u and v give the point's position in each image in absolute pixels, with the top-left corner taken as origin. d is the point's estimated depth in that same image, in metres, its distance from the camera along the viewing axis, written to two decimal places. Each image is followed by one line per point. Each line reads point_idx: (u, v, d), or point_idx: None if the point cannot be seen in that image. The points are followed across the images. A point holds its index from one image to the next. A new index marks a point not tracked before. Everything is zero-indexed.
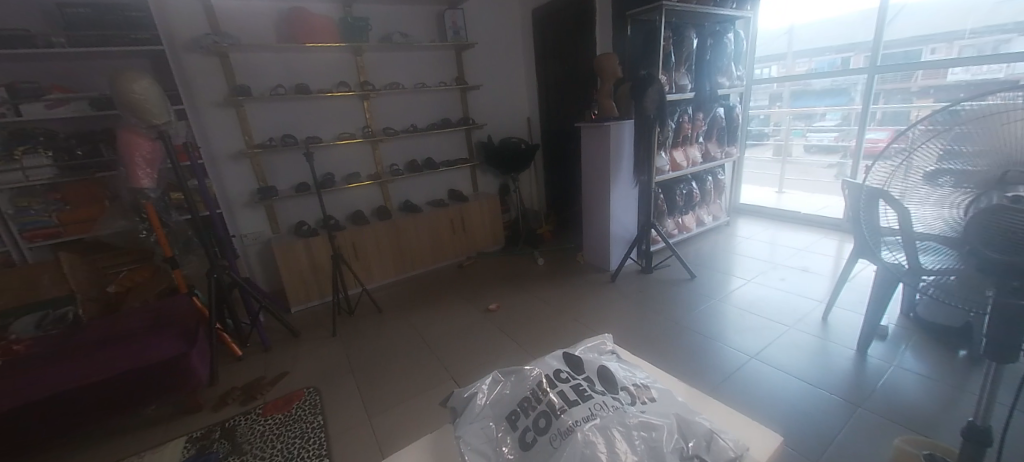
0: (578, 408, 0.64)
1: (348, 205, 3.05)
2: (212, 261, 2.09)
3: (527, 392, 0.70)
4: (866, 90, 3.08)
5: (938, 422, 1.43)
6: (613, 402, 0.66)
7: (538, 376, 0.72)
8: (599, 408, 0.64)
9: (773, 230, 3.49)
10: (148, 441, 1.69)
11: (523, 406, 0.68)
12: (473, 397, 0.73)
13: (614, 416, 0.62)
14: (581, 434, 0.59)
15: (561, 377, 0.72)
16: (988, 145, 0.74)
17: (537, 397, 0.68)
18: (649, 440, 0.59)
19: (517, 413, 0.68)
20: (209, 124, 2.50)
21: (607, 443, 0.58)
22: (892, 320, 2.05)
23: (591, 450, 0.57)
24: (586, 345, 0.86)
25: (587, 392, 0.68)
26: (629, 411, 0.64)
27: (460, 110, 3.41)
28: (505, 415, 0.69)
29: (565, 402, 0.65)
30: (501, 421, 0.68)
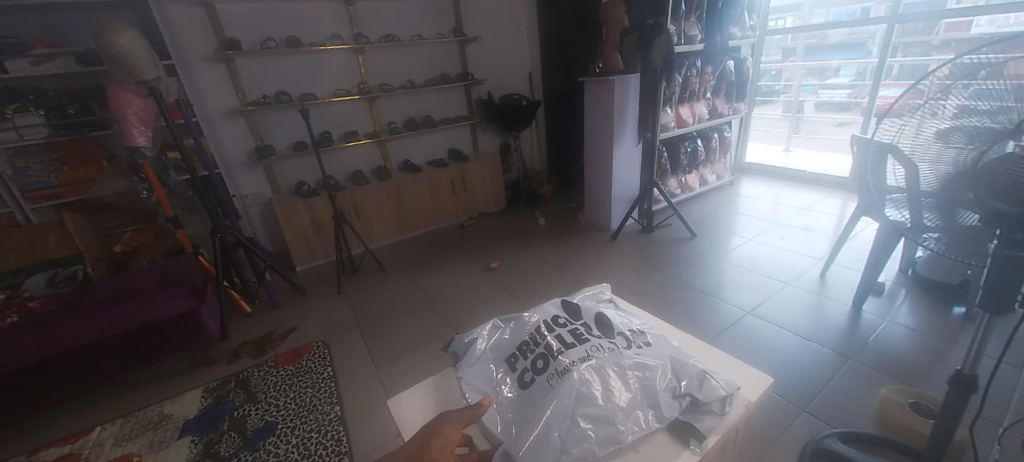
0: (576, 349, 0.67)
1: (347, 165, 3.01)
2: (214, 220, 2.09)
3: (526, 336, 0.72)
4: (884, 42, 2.95)
5: (924, 372, 1.49)
6: (610, 345, 0.68)
7: (536, 321, 0.75)
8: (595, 350, 0.67)
9: (777, 189, 3.46)
10: (167, 391, 1.77)
11: (522, 350, 0.71)
12: (473, 342, 0.75)
13: (610, 356, 0.65)
14: (577, 373, 0.62)
15: (559, 323, 0.74)
16: (1012, 101, 0.69)
17: (536, 341, 0.71)
18: (643, 379, 0.63)
19: (516, 357, 0.71)
20: (200, 81, 2.42)
21: (602, 382, 0.62)
22: (890, 276, 2.07)
23: (587, 389, 0.60)
24: (585, 293, 0.87)
25: (583, 336, 0.70)
26: (625, 353, 0.67)
27: (459, 65, 3.29)
28: (505, 358, 0.71)
29: (562, 345, 0.68)
30: (502, 365, 0.71)
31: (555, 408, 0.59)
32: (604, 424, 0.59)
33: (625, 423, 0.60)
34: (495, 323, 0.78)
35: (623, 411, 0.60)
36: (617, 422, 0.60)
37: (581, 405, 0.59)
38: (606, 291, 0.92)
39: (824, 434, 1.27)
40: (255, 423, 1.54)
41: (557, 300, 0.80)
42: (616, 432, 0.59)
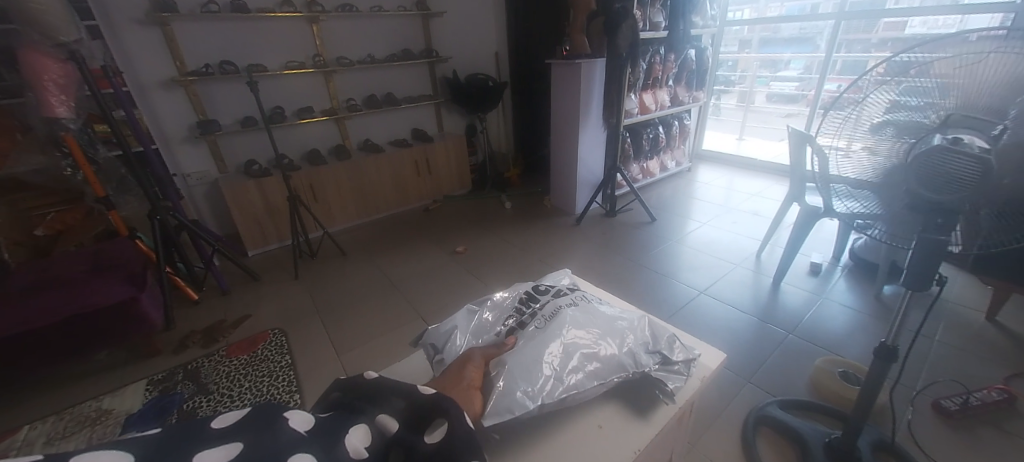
0: (560, 301, 0.79)
1: (303, 143, 2.86)
2: (153, 201, 1.93)
3: (512, 304, 0.81)
4: (831, 38, 3.12)
5: (850, 343, 1.65)
6: (587, 299, 0.81)
7: (518, 296, 0.83)
8: (577, 300, 0.79)
9: (731, 176, 3.62)
10: (104, 386, 1.64)
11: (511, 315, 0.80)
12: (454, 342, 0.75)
13: (588, 307, 0.78)
14: (563, 316, 0.74)
15: (541, 288, 0.85)
16: (938, 97, 0.75)
17: (523, 305, 0.81)
18: (619, 325, 0.75)
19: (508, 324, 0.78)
20: (131, 46, 2.19)
21: (585, 322, 0.73)
22: (826, 257, 2.25)
23: (570, 325, 0.72)
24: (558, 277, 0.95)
25: (564, 293, 0.83)
26: (599, 306, 0.79)
27: (422, 41, 3.17)
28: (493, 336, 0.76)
29: (547, 301, 0.80)
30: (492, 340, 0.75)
31: (544, 343, 0.69)
32: (591, 360, 0.69)
33: (607, 360, 0.69)
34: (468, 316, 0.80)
35: (605, 348, 0.70)
36: (603, 357, 0.69)
37: (570, 341, 0.70)
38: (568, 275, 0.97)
39: (765, 402, 1.38)
40: (206, 416, 1.46)
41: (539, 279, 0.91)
42: (602, 368, 0.68)
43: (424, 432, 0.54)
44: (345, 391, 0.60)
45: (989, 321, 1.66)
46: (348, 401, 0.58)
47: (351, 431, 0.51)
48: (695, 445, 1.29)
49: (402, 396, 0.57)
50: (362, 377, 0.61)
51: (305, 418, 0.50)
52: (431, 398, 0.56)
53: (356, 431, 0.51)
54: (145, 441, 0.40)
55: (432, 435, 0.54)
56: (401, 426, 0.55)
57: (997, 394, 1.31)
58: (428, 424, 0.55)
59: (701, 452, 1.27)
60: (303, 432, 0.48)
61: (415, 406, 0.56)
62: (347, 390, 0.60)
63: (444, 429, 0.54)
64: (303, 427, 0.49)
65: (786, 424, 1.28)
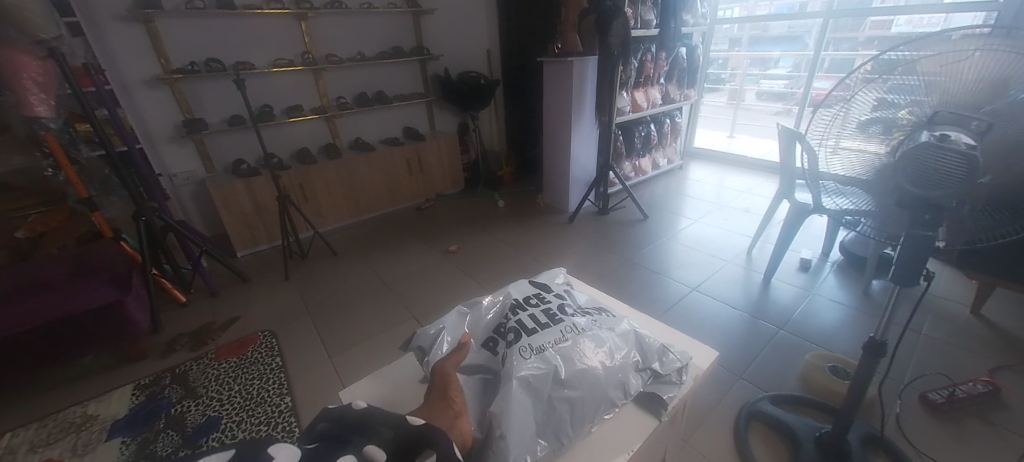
0: (550, 331, 0.72)
1: (292, 142, 2.82)
2: (138, 202, 1.89)
3: (499, 321, 0.77)
4: (819, 37, 3.16)
5: (840, 338, 1.67)
6: (579, 326, 0.74)
7: (507, 307, 0.80)
8: (568, 331, 0.73)
9: (722, 173, 3.65)
10: (89, 391, 1.60)
11: (496, 335, 0.75)
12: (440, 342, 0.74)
13: (579, 337, 0.72)
14: (554, 352, 0.68)
15: (531, 303, 0.80)
16: (922, 95, 0.75)
17: (509, 324, 0.75)
18: (611, 359, 0.70)
19: (495, 336, 0.75)
20: (114, 43, 2.13)
21: (575, 362, 0.68)
22: (816, 253, 2.27)
23: (560, 368, 0.66)
24: (542, 280, 0.90)
25: (556, 317, 0.76)
26: (592, 333, 0.73)
27: (413, 39, 3.14)
28: (483, 342, 0.75)
29: (536, 325, 0.73)
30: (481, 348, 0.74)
31: (531, 388, 0.64)
32: (579, 405, 0.66)
33: (597, 396, 0.67)
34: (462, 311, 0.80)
35: (593, 391, 0.67)
36: (590, 402, 0.67)
37: (557, 387, 0.65)
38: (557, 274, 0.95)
39: (757, 398, 1.39)
40: (195, 420, 1.44)
41: (523, 287, 0.85)
42: (587, 413, 0.67)
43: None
44: (330, 421, 0.53)
45: (974, 314, 1.69)
46: (339, 432, 0.52)
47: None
48: (688, 440, 1.30)
49: (392, 427, 0.53)
50: (350, 408, 0.54)
51: (291, 451, 0.44)
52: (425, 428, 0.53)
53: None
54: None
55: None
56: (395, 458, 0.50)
57: (982, 386, 1.33)
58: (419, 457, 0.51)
59: (695, 447, 1.28)
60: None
61: (406, 439, 0.52)
62: (336, 418, 0.53)
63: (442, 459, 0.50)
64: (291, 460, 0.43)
65: (777, 418, 1.29)
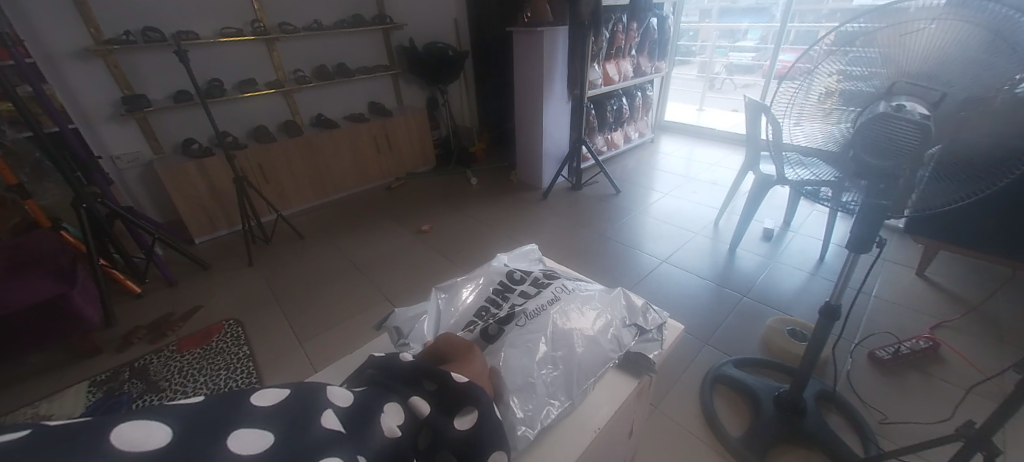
0: (541, 295, 0.74)
1: (248, 119, 2.65)
2: (76, 188, 1.74)
3: (483, 302, 0.77)
4: (786, 8, 3.18)
5: (797, 302, 1.76)
6: (567, 286, 0.77)
7: (488, 291, 0.79)
8: (559, 291, 0.75)
9: (691, 146, 3.70)
10: (39, 391, 1.51)
11: (479, 314, 0.75)
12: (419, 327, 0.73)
13: (571, 296, 0.74)
14: (549, 313, 0.70)
15: (516, 278, 0.81)
16: (880, 67, 0.76)
17: (497, 303, 0.76)
18: (601, 314, 0.72)
19: (477, 318, 0.74)
20: (33, 10, 1.91)
21: (571, 319, 0.70)
22: (777, 222, 2.36)
23: (558, 326, 0.68)
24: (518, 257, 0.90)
25: (543, 282, 0.78)
26: (580, 292, 0.76)
27: (374, 7, 2.97)
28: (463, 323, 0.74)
29: (526, 296, 0.75)
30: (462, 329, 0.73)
31: (532, 350, 0.65)
32: (579, 363, 0.67)
33: (593, 353, 0.68)
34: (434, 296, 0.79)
35: (593, 347, 0.68)
36: (591, 359, 0.68)
37: (558, 345, 0.66)
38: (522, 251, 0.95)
39: (722, 363, 1.45)
40: None
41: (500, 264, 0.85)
42: (590, 369, 0.68)
43: (456, 416, 0.52)
44: (379, 371, 0.57)
45: (918, 276, 1.82)
46: (382, 379, 0.55)
47: (387, 411, 0.48)
48: (658, 407, 1.35)
49: (435, 380, 0.54)
50: (395, 358, 0.57)
51: (345, 397, 0.46)
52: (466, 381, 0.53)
53: (391, 410, 0.49)
54: (184, 409, 0.35)
55: (461, 421, 0.52)
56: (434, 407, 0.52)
57: (923, 343, 1.44)
58: (457, 408, 0.53)
59: (664, 413, 1.33)
60: (338, 412, 0.44)
61: (446, 391, 0.53)
62: (382, 367, 0.57)
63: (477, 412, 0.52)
64: (341, 406, 0.45)
65: (740, 381, 1.36)
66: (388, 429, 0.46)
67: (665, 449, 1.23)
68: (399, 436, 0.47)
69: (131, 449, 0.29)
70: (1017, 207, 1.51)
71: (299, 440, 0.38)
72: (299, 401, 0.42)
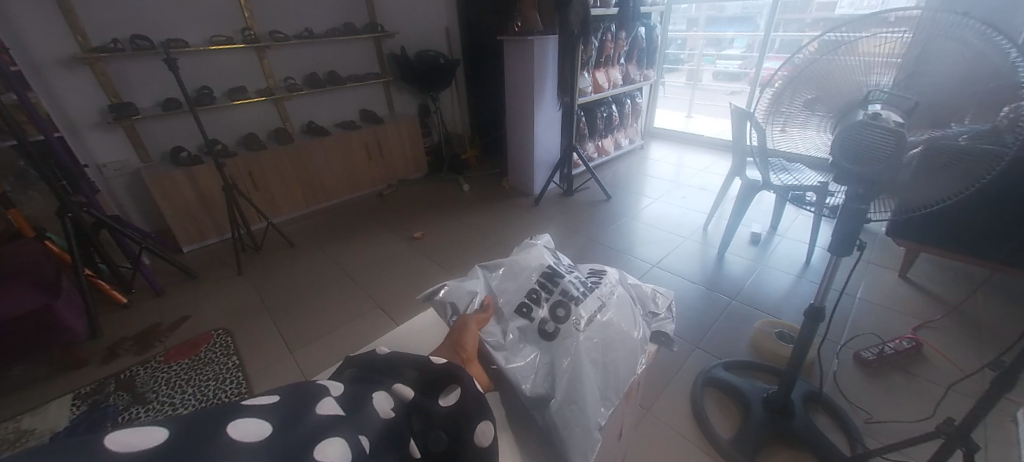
0: (591, 295, 0.77)
1: (238, 127, 2.64)
2: (62, 198, 1.71)
3: (534, 285, 0.78)
4: (769, 18, 3.29)
5: (784, 305, 1.80)
6: (606, 284, 0.81)
7: (541, 270, 0.80)
8: (603, 292, 0.79)
9: (680, 152, 3.76)
10: (21, 405, 1.47)
11: (530, 297, 0.76)
12: (473, 301, 0.78)
13: (612, 294, 0.80)
14: (600, 317, 0.74)
15: (561, 267, 0.83)
16: (863, 73, 0.79)
17: (550, 287, 0.77)
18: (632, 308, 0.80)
19: (527, 311, 0.75)
20: (17, 17, 1.89)
21: (615, 318, 0.75)
22: (765, 226, 2.41)
23: (608, 330, 0.73)
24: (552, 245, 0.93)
25: (587, 278, 0.82)
26: (615, 287, 0.82)
27: (365, 16, 2.98)
28: (516, 307, 0.76)
29: (578, 291, 0.77)
30: (512, 316, 0.75)
31: (587, 359, 0.69)
32: (625, 366, 0.73)
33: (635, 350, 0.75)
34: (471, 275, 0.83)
35: (634, 347, 0.75)
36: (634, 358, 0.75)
37: (608, 349, 0.72)
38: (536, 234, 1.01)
39: (712, 365, 1.47)
40: None
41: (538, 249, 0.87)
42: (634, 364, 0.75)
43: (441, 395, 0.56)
44: (358, 368, 0.61)
45: (901, 277, 1.87)
46: (367, 375, 0.59)
47: (375, 397, 0.52)
48: (650, 410, 1.36)
49: (414, 367, 0.59)
50: (374, 353, 0.62)
51: (339, 387, 0.51)
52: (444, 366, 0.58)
53: (379, 395, 0.53)
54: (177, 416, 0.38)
55: (446, 398, 0.55)
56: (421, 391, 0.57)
57: (906, 343, 1.47)
58: (441, 388, 0.57)
59: (656, 415, 1.35)
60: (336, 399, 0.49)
61: (428, 374, 0.58)
62: (363, 365, 0.61)
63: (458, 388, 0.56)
64: (336, 393, 0.50)
65: (729, 384, 1.37)
66: (382, 412, 0.51)
67: (658, 452, 1.24)
68: (391, 418, 0.51)
69: (128, 452, 0.32)
70: (993, 212, 1.56)
71: (291, 422, 0.43)
72: (289, 401, 0.46)
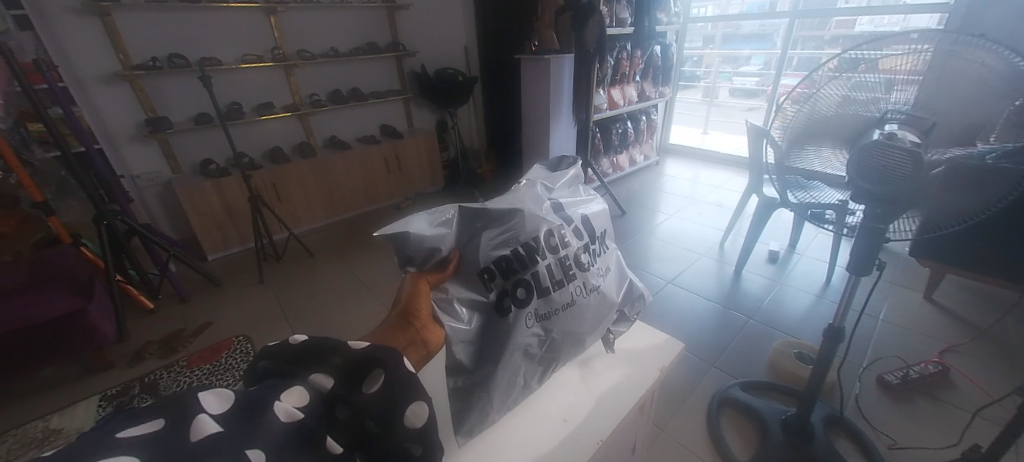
0: (565, 290, 0.60)
1: (265, 141, 2.75)
2: (99, 206, 1.80)
3: (509, 253, 0.56)
4: (786, 36, 3.31)
5: (804, 325, 1.76)
6: (589, 277, 0.64)
7: (527, 238, 0.58)
8: (580, 289, 0.62)
9: (696, 169, 3.75)
10: (52, 405, 1.53)
11: (499, 265, 0.56)
12: (435, 252, 0.55)
13: (589, 293, 0.63)
14: (561, 320, 0.60)
15: (555, 240, 0.60)
16: (882, 92, 0.79)
17: (523, 263, 0.57)
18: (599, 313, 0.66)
19: (490, 280, 0.55)
20: (67, 38, 2.03)
21: (574, 323, 0.62)
22: (783, 244, 2.37)
23: (561, 338, 0.60)
24: (566, 198, 0.67)
25: (574, 263, 0.62)
26: (596, 281, 0.65)
27: (388, 35, 3.10)
28: (480, 270, 0.55)
29: (553, 280, 0.59)
30: (471, 281, 0.55)
31: (519, 368, 0.57)
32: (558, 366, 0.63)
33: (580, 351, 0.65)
34: (440, 217, 0.58)
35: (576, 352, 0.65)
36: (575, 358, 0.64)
37: (548, 352, 0.60)
38: (543, 168, 0.74)
39: (729, 385, 1.45)
40: None
41: (541, 203, 0.62)
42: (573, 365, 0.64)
43: (366, 385, 0.43)
44: (267, 358, 0.46)
45: (926, 299, 1.81)
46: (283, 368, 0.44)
47: (282, 396, 0.39)
48: (665, 430, 1.34)
49: (337, 353, 0.45)
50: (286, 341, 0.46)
51: (226, 394, 0.37)
52: (366, 351, 0.44)
53: (289, 396, 0.39)
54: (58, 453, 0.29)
55: (371, 385, 0.43)
56: (342, 381, 0.43)
57: (933, 367, 1.43)
58: (367, 377, 0.44)
59: (671, 436, 1.32)
60: (217, 416, 0.35)
61: (353, 363, 0.44)
62: (274, 355, 0.46)
63: (383, 375, 0.43)
64: (222, 407, 0.36)
65: (747, 405, 1.34)
66: (287, 414, 0.37)
67: None
68: (303, 419, 0.38)
69: None
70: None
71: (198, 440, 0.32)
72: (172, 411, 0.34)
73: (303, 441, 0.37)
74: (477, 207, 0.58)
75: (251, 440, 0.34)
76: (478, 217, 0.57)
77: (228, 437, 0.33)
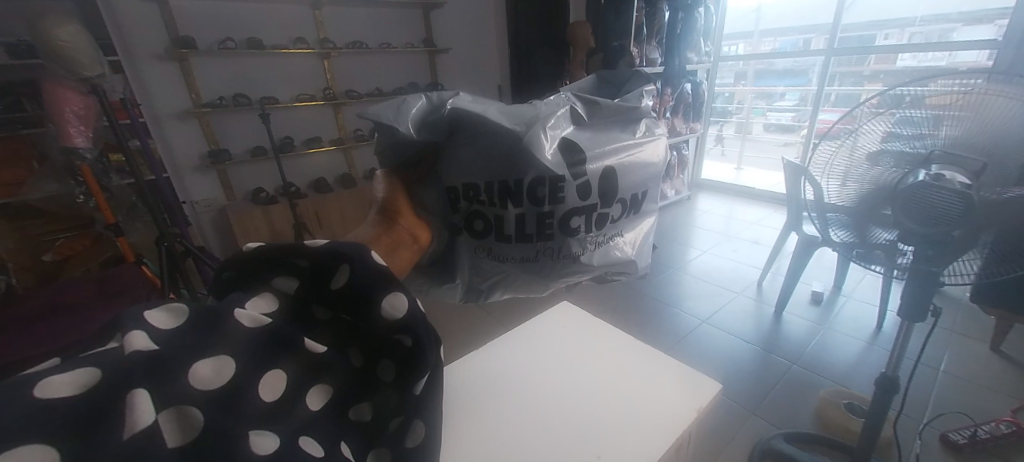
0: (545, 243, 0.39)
1: (311, 171, 2.92)
2: (161, 228, 1.95)
3: (480, 181, 0.36)
4: (822, 72, 3.29)
5: (854, 373, 1.64)
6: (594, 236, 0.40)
7: (505, 167, 0.36)
8: (567, 252, 0.40)
9: (730, 204, 3.67)
10: None
11: (461, 190, 0.38)
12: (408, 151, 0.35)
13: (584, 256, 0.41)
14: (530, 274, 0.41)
15: (551, 185, 0.36)
16: (930, 128, 0.77)
17: (489, 195, 0.37)
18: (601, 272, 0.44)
19: (457, 197, 0.38)
20: (149, 79, 2.28)
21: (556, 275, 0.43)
22: (827, 285, 2.26)
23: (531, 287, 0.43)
24: (604, 133, 0.40)
25: (570, 220, 0.38)
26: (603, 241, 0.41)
27: (428, 75, 3.30)
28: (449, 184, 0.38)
29: (527, 229, 0.38)
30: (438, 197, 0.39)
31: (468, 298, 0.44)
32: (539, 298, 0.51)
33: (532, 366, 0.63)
34: (426, 114, 0.36)
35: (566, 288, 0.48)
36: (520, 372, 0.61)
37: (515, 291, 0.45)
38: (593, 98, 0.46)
39: (771, 435, 1.36)
40: None
41: (551, 134, 0.37)
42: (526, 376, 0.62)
43: (330, 282, 0.32)
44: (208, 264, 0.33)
45: (993, 350, 1.66)
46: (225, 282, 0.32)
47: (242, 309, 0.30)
48: None
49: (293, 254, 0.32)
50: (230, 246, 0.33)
51: (177, 308, 0.28)
52: (327, 246, 0.32)
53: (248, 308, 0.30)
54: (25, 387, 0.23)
55: (338, 281, 0.32)
56: (306, 282, 0.33)
57: (1005, 426, 1.28)
58: (335, 274, 0.32)
59: None
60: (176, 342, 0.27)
61: (314, 264, 0.32)
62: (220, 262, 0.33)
63: (348, 272, 0.31)
64: (171, 319, 0.28)
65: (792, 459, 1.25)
66: (251, 320, 0.30)
67: None
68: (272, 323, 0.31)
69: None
70: None
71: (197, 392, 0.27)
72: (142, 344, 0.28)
73: (279, 345, 0.31)
74: (471, 110, 0.35)
75: (213, 347, 0.27)
76: (462, 123, 0.36)
77: (175, 357, 0.26)
